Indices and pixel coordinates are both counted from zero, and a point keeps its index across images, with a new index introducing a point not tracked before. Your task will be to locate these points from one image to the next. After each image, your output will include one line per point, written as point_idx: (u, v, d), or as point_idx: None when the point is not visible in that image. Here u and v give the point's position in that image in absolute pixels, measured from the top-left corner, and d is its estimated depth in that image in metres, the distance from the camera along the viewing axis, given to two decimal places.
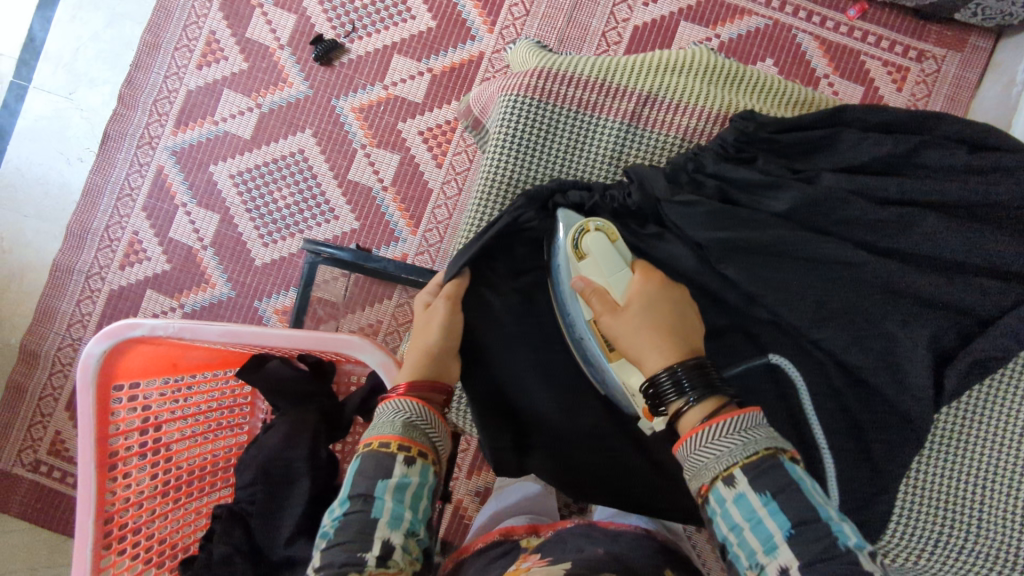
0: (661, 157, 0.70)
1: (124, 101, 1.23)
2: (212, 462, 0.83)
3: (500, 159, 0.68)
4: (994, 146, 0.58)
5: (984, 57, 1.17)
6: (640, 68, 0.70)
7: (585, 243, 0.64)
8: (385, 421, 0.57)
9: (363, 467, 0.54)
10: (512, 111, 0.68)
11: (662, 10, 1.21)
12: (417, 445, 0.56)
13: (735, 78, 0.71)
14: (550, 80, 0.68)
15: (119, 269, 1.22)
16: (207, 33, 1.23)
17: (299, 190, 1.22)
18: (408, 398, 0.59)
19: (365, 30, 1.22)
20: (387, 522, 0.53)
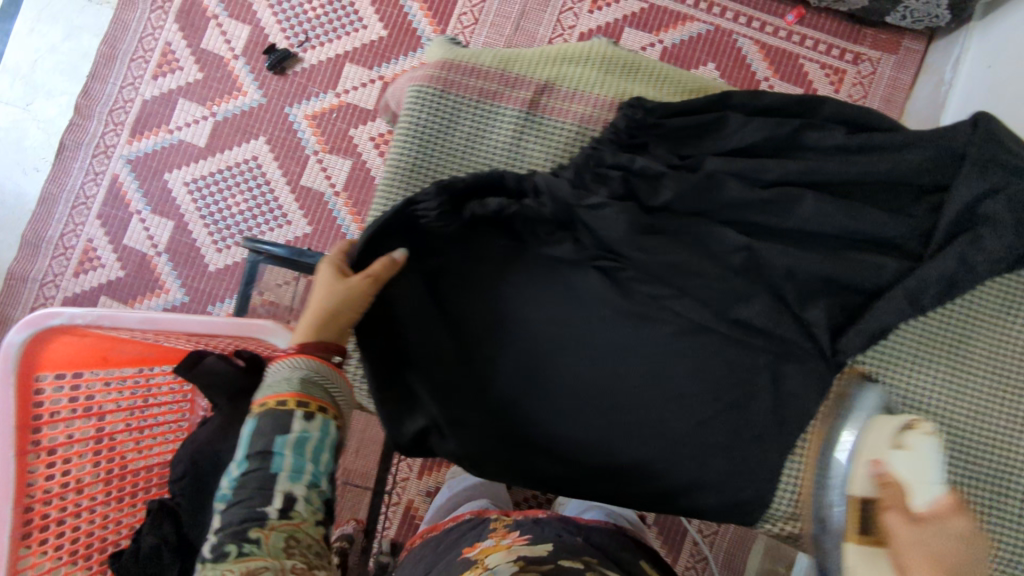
0: (562, 143, 0.73)
1: (80, 112, 1.25)
2: (148, 457, 0.83)
3: (405, 145, 0.71)
4: (871, 127, 0.67)
5: (918, 59, 1.21)
6: (539, 60, 0.74)
7: (904, 436, 0.56)
8: (282, 380, 0.62)
9: (262, 427, 0.60)
10: (418, 100, 0.72)
11: (606, 17, 1.24)
12: (316, 401, 0.62)
13: (631, 72, 0.75)
14: (453, 70, 0.72)
15: (73, 277, 1.23)
16: (162, 44, 1.25)
17: (252, 196, 1.23)
18: (302, 355, 0.63)
19: (318, 40, 1.25)
20: (288, 475, 0.59)
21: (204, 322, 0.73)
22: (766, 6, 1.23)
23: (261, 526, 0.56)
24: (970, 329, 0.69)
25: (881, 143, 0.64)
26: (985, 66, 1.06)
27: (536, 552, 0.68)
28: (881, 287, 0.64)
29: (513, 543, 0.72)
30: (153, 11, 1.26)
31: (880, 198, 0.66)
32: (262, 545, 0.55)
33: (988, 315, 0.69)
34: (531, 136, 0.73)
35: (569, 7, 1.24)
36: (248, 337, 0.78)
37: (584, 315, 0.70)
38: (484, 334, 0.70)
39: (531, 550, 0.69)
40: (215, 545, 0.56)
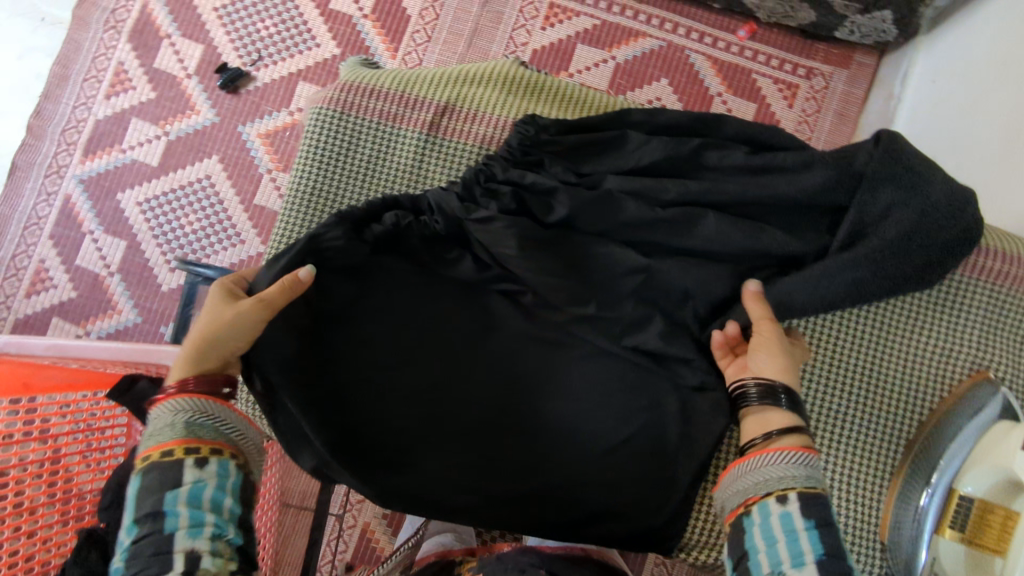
0: (464, 163, 0.74)
1: (33, 132, 1.24)
2: (79, 483, 0.82)
3: (305, 168, 0.72)
4: (773, 146, 0.70)
5: (870, 72, 1.21)
6: (441, 81, 0.75)
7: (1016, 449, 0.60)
8: (164, 428, 0.58)
9: (148, 485, 0.55)
10: (318, 122, 0.72)
11: (559, 34, 1.25)
12: (207, 444, 0.57)
13: (532, 93, 0.77)
14: (352, 93, 0.73)
15: (25, 298, 1.22)
16: (115, 64, 1.25)
17: (205, 215, 1.23)
18: (188, 395, 0.59)
19: (270, 58, 1.24)
20: (187, 532, 0.54)
21: (109, 348, 0.85)
22: (717, 22, 1.24)
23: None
24: (897, 327, 0.71)
25: (779, 164, 0.68)
26: (930, 80, 1.06)
27: None
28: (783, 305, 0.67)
29: None
30: (106, 31, 1.26)
31: (782, 217, 0.69)
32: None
33: (912, 316, 0.71)
34: (431, 157, 0.74)
35: (522, 23, 1.25)
36: (156, 363, 0.86)
37: (506, 336, 0.72)
38: (396, 359, 0.71)
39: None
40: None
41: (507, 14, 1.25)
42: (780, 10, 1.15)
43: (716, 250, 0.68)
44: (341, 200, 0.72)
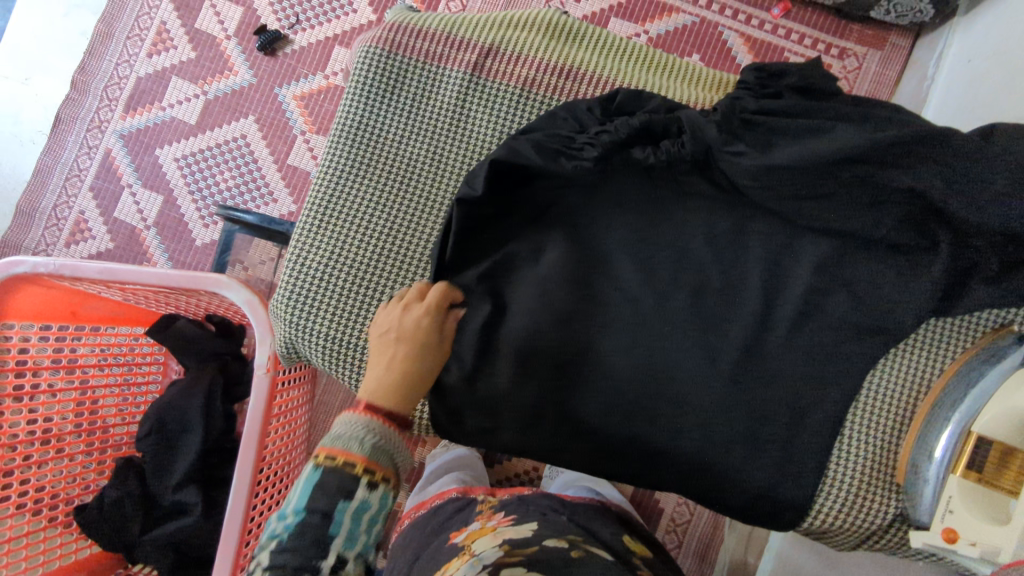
0: (507, 104, 0.74)
1: (77, 87, 1.28)
2: (116, 414, 0.86)
3: (350, 103, 0.72)
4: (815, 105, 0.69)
5: (903, 55, 1.22)
6: (486, 23, 0.76)
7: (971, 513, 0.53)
8: (354, 437, 0.58)
9: (325, 483, 0.56)
10: (364, 61, 0.73)
11: (593, 7, 1.26)
12: (381, 470, 0.57)
13: (575, 42, 0.77)
14: (397, 31, 0.73)
15: (65, 247, 1.26)
16: (158, 23, 1.28)
17: (240, 173, 1.26)
18: (377, 418, 0.59)
19: (308, 23, 1.27)
20: (342, 541, 0.55)
21: (158, 272, 0.69)
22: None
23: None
24: None
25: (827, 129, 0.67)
26: (966, 60, 1.05)
27: (524, 532, 0.69)
28: (826, 257, 0.64)
29: (499, 524, 0.72)
30: None
31: None
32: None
33: None
34: (474, 93, 0.73)
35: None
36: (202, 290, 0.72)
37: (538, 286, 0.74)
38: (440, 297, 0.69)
39: (517, 531, 0.69)
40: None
41: None
42: None
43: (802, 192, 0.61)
44: (381, 137, 0.72)
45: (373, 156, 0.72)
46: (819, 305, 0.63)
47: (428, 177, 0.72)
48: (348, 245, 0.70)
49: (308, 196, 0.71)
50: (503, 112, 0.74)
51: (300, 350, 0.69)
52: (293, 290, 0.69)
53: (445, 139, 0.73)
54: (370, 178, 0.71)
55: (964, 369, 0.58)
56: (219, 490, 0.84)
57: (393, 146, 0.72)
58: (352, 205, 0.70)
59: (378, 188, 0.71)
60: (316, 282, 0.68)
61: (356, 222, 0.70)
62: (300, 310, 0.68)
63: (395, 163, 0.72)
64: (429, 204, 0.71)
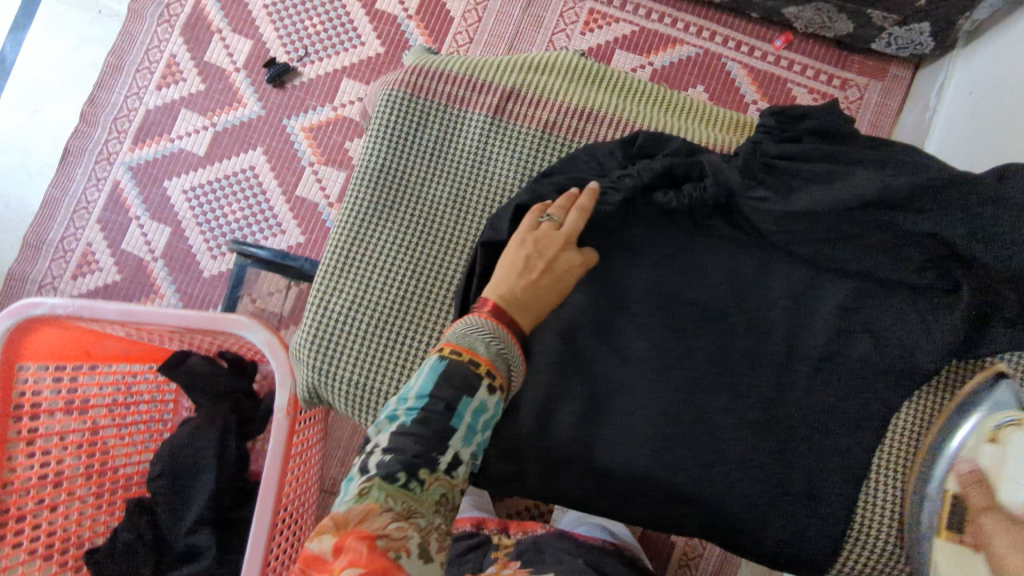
0: (527, 146, 0.74)
1: (86, 119, 1.28)
2: (126, 454, 0.85)
3: (372, 145, 0.73)
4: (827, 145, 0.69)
5: (904, 86, 1.24)
6: (506, 66, 0.77)
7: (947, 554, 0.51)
8: (481, 339, 0.58)
9: (453, 375, 0.55)
10: (387, 104, 0.74)
11: (598, 39, 1.27)
12: (499, 376, 0.58)
13: (593, 84, 0.78)
14: (420, 74, 0.74)
15: (71, 279, 1.26)
16: (167, 56, 1.30)
17: (248, 205, 1.26)
18: (502, 325, 0.60)
19: (316, 55, 1.28)
20: (461, 436, 0.55)
21: (177, 314, 0.69)
22: (754, 31, 1.26)
23: (430, 470, 0.52)
24: None
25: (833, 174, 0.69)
26: (968, 92, 1.07)
27: None
28: (845, 299, 0.64)
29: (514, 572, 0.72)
30: (160, 24, 1.30)
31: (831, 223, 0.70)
32: (424, 489, 0.51)
33: None
34: (494, 137, 0.74)
35: (562, 28, 1.28)
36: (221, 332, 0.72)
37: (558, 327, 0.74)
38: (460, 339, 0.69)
39: None
40: (384, 464, 0.51)
41: (548, 18, 1.28)
42: (819, 20, 1.17)
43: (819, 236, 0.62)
44: (403, 179, 0.73)
45: (395, 199, 0.72)
46: (839, 346, 0.63)
47: (451, 222, 0.72)
48: (370, 288, 0.70)
49: (331, 239, 0.72)
50: (523, 154, 0.74)
51: (322, 394, 0.69)
52: (316, 333, 0.69)
53: (466, 181, 0.74)
54: (392, 220, 0.72)
55: (959, 411, 0.57)
56: (232, 531, 0.83)
57: (415, 188, 0.73)
58: (374, 247, 0.71)
59: (400, 231, 0.72)
60: (338, 325, 0.69)
61: (379, 265, 0.71)
62: (322, 353, 0.68)
63: (417, 206, 0.73)
64: (451, 249, 0.72)
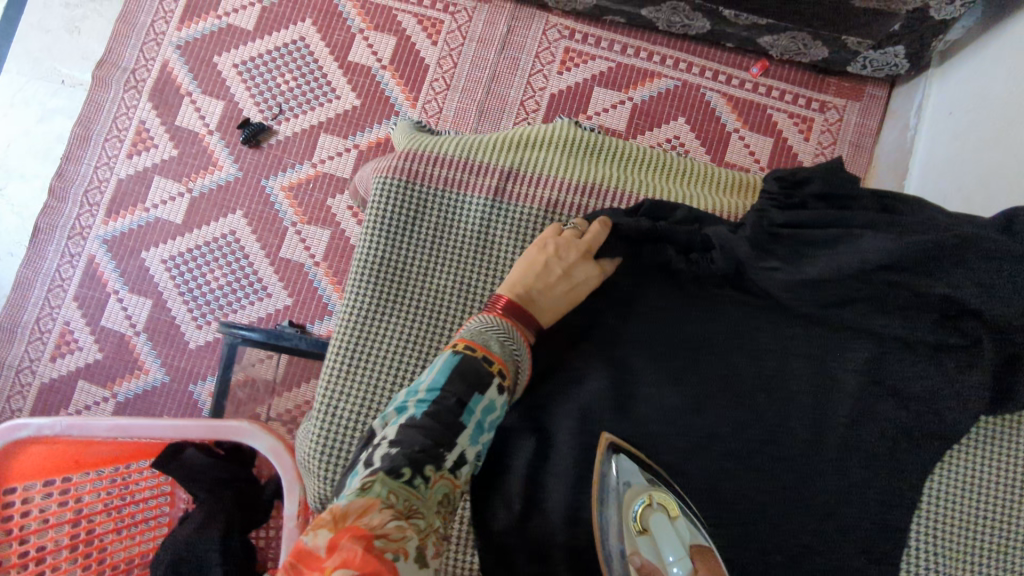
0: (529, 228, 0.73)
1: (56, 194, 1.24)
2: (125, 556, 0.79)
3: (372, 238, 0.71)
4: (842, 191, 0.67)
5: (882, 105, 1.24)
6: (503, 145, 0.76)
7: (647, 526, 0.56)
8: (493, 339, 0.62)
9: (465, 371, 0.59)
10: (384, 193, 0.72)
11: (576, 78, 1.26)
12: (507, 379, 0.62)
13: (591, 157, 0.78)
14: (415, 160, 0.73)
15: (50, 361, 1.21)
16: (137, 123, 1.26)
17: (231, 270, 1.22)
18: (512, 326, 0.65)
19: (291, 112, 1.26)
20: (468, 434, 0.57)
21: (169, 426, 0.69)
22: (730, 60, 1.26)
23: (435, 467, 0.53)
24: None
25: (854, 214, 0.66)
26: (948, 111, 1.07)
27: None
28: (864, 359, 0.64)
29: None
30: (127, 91, 1.27)
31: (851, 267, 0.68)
32: (428, 486, 0.51)
33: None
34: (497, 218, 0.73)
35: (539, 69, 1.27)
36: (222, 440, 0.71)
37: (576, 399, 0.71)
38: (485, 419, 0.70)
39: None
40: (390, 457, 0.52)
41: (524, 60, 1.27)
42: (794, 48, 1.17)
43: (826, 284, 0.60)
44: (406, 271, 0.72)
45: (399, 293, 0.71)
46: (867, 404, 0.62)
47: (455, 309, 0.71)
48: (380, 390, 0.69)
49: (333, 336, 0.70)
50: (526, 237, 0.73)
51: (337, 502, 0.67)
52: (327, 441, 0.67)
53: (470, 269, 0.72)
54: (398, 316, 0.71)
55: (597, 504, 0.59)
56: None
57: (419, 280, 0.72)
58: (382, 346, 0.69)
59: (407, 326, 0.70)
60: (350, 431, 0.67)
61: (386, 361, 0.69)
62: (336, 461, 0.67)
63: (422, 299, 0.71)
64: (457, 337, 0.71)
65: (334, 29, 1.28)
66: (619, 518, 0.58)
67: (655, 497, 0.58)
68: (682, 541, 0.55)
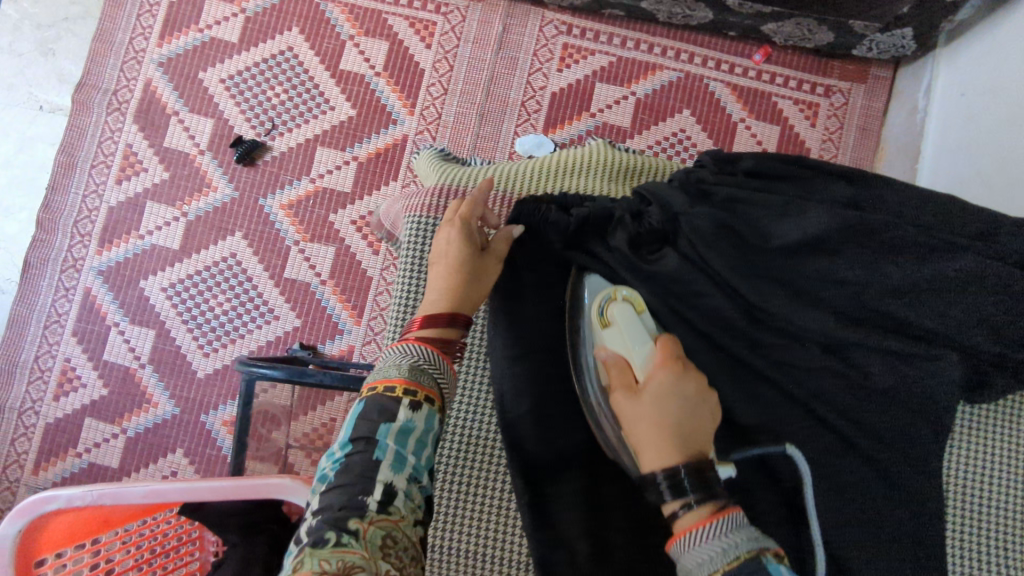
0: None
1: (43, 226, 1.19)
2: None
3: (412, 279, 0.71)
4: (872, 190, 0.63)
5: (887, 86, 1.23)
6: (537, 172, 0.76)
7: (610, 311, 0.63)
8: (392, 366, 0.58)
9: (367, 412, 0.55)
10: (419, 234, 0.72)
11: (576, 75, 1.23)
12: (424, 389, 0.57)
13: (626, 178, 0.78)
14: (449, 198, 0.73)
15: (53, 400, 1.17)
16: (123, 147, 1.21)
17: (234, 294, 1.19)
18: (414, 343, 0.60)
19: (284, 126, 1.21)
20: (390, 464, 0.52)
21: (214, 486, 0.69)
22: (731, 48, 1.24)
23: (360, 517, 0.48)
24: None
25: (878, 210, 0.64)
26: (959, 92, 1.06)
27: None
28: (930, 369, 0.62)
29: None
30: (110, 114, 1.21)
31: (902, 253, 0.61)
32: (361, 538, 0.47)
33: None
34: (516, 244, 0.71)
35: (538, 67, 1.23)
36: (264, 495, 0.72)
37: None
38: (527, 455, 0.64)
39: None
40: (312, 530, 0.47)
41: (522, 59, 1.23)
42: (799, 33, 1.15)
43: (856, 328, 0.60)
44: None
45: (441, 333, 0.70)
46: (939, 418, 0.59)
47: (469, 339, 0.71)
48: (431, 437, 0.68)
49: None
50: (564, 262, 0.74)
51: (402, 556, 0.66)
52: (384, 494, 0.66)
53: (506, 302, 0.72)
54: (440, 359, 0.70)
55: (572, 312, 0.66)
56: None
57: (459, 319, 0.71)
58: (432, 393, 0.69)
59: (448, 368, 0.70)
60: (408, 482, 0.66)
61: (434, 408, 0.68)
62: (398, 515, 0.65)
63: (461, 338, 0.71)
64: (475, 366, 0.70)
65: (322, 36, 1.23)
66: (590, 315, 0.65)
67: (620, 293, 0.64)
68: (645, 329, 0.62)
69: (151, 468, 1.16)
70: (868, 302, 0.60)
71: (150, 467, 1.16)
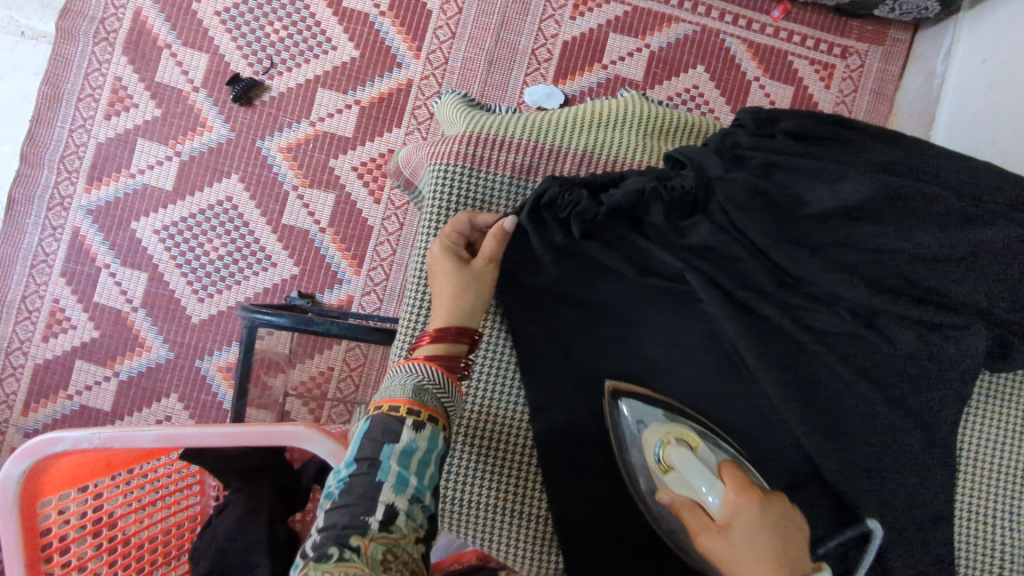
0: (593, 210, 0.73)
1: (28, 160, 1.14)
2: (163, 541, 0.78)
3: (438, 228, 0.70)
4: (905, 154, 0.62)
5: (905, 49, 1.20)
6: (570, 123, 0.73)
7: (666, 456, 0.58)
8: (396, 386, 0.59)
9: (373, 432, 0.56)
10: (444, 182, 0.70)
11: (589, 24, 1.19)
12: (426, 409, 0.57)
13: (657, 132, 0.76)
14: (478, 146, 0.70)
15: (42, 341, 1.14)
16: (112, 80, 1.15)
17: (230, 239, 1.15)
18: (419, 363, 0.60)
19: (284, 65, 1.16)
20: (391, 486, 0.53)
21: (228, 432, 0.67)
22: (750, 2, 1.20)
23: (360, 535, 0.49)
24: None
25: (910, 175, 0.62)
26: (980, 60, 1.03)
27: None
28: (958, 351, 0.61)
29: None
30: (97, 43, 1.14)
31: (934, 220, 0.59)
32: (362, 553, 0.48)
33: None
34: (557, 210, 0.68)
35: (550, 13, 1.18)
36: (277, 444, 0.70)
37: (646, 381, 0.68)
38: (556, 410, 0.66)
39: None
40: (317, 545, 0.49)
41: (534, 4, 1.18)
42: None
43: (881, 295, 0.60)
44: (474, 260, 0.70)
45: None
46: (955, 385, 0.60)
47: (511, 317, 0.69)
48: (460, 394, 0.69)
49: (400, 332, 0.69)
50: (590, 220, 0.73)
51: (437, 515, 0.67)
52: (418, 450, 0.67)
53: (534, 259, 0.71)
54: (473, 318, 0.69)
55: (619, 448, 0.64)
56: None
57: None
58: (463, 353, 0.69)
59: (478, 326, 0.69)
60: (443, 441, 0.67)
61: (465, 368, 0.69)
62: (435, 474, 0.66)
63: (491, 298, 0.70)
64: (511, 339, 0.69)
65: None
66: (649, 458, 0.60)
67: (672, 435, 0.59)
68: (705, 463, 0.55)
69: (145, 412, 1.15)
70: (906, 276, 0.60)
71: (145, 410, 1.14)
